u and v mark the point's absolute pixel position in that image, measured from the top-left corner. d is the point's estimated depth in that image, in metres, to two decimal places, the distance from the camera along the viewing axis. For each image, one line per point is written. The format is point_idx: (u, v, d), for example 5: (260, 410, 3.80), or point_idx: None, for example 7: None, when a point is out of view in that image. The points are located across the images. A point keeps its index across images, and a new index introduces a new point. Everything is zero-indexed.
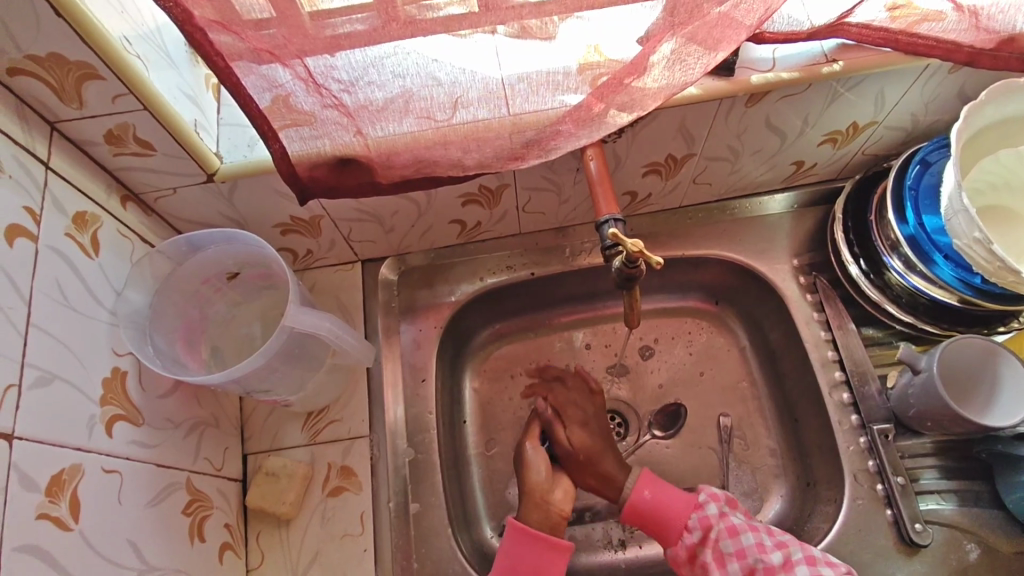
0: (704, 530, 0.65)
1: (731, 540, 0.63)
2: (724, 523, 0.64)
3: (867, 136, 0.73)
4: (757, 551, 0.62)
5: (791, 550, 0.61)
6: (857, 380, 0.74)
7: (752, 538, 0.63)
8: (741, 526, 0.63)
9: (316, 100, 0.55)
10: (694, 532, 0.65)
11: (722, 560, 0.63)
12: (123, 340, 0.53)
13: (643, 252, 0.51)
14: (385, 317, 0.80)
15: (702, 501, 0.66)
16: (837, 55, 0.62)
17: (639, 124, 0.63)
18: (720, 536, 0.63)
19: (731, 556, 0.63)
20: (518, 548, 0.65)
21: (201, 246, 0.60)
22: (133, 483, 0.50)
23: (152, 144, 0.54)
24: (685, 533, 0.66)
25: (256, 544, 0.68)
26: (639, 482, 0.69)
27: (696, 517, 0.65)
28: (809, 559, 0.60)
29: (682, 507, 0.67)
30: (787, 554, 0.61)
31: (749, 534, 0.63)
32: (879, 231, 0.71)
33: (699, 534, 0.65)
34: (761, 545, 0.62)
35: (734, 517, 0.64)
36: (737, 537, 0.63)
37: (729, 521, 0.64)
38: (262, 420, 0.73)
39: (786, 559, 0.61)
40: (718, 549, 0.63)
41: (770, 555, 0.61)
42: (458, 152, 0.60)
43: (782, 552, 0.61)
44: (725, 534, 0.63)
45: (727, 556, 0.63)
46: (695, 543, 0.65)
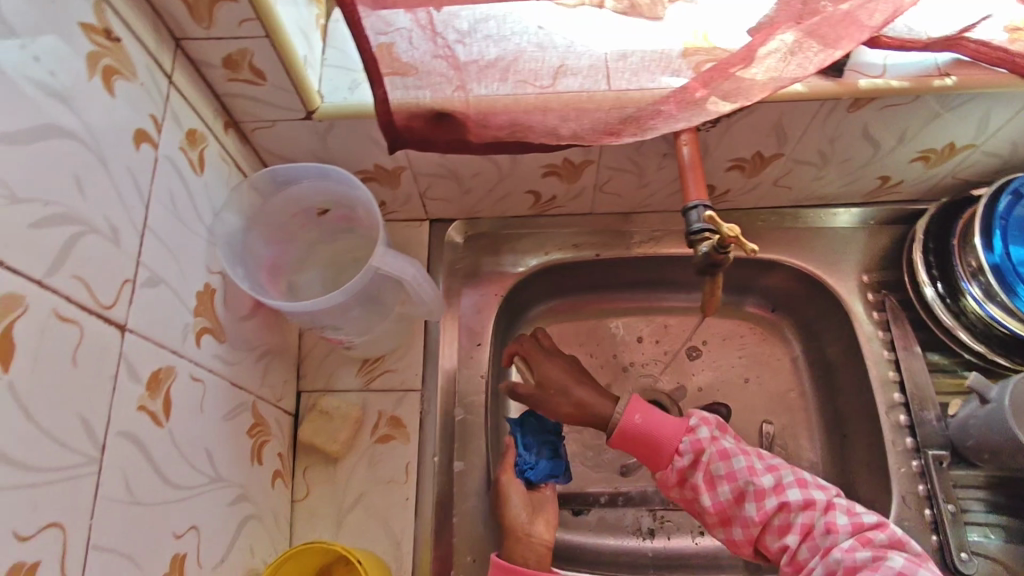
0: (696, 454, 0.62)
1: (723, 463, 0.61)
2: (715, 446, 0.62)
3: (960, 158, 0.72)
4: (748, 473, 0.61)
5: (782, 473, 0.61)
6: (916, 405, 0.73)
7: (743, 462, 0.61)
8: (732, 450, 0.62)
9: (429, 48, 0.56)
10: (686, 455, 0.62)
11: (712, 484, 0.61)
12: (217, 258, 0.54)
13: (740, 238, 0.52)
14: (448, 278, 0.81)
15: (693, 425, 0.64)
16: (950, 69, 0.60)
17: (736, 115, 0.63)
18: (712, 460, 0.62)
19: (721, 479, 0.61)
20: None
21: (295, 179, 0.61)
22: (214, 395, 0.52)
23: (264, 74, 0.55)
24: (676, 457, 0.63)
25: (303, 477, 0.70)
26: (629, 407, 0.65)
27: (688, 441, 0.63)
28: (801, 482, 0.60)
29: (674, 429, 0.64)
30: (778, 478, 0.61)
31: (741, 457, 0.62)
32: (961, 256, 0.70)
33: (690, 457, 0.62)
34: (751, 468, 0.61)
35: (726, 441, 0.63)
36: (729, 460, 0.61)
37: (720, 445, 0.62)
38: (320, 361, 0.75)
39: (777, 482, 0.60)
40: (709, 473, 0.62)
41: (761, 479, 0.61)
42: (555, 120, 0.60)
43: (773, 475, 0.61)
44: (717, 458, 0.62)
45: (717, 480, 0.61)
46: (685, 466, 0.62)
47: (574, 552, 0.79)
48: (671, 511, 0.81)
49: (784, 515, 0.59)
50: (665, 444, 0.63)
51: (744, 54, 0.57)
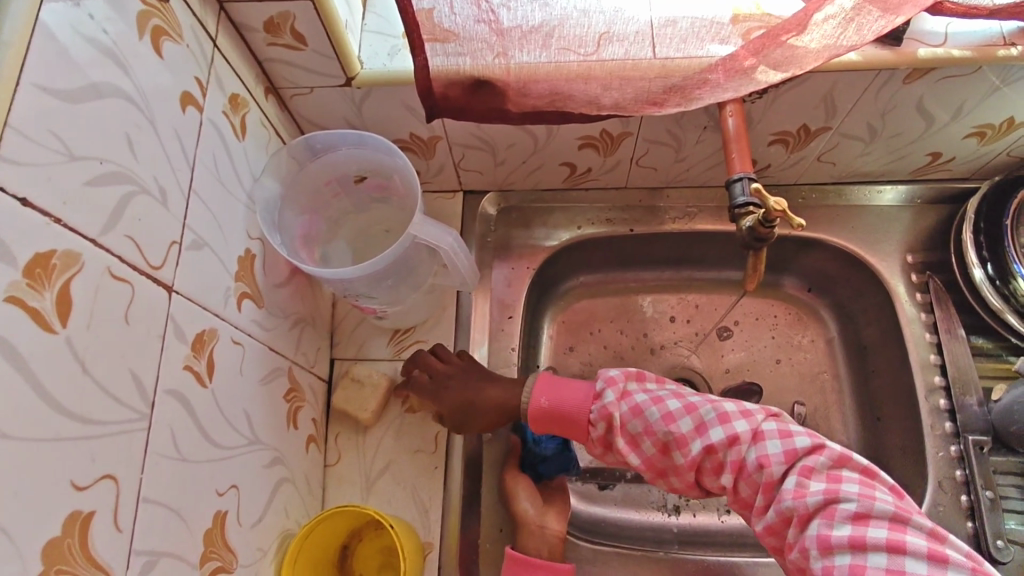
0: (606, 420, 0.60)
1: (636, 419, 0.59)
2: (626, 405, 0.60)
3: (1018, 135, 0.69)
4: (663, 424, 0.57)
5: (700, 412, 0.57)
6: (957, 389, 0.71)
7: (656, 411, 0.58)
8: (643, 403, 0.59)
9: (473, 12, 0.56)
10: (597, 424, 0.60)
11: (636, 441, 0.59)
12: (256, 225, 0.55)
13: (786, 212, 0.51)
14: (479, 251, 0.80)
15: (598, 390, 0.62)
16: (1016, 38, 0.57)
17: (784, 86, 0.61)
18: (624, 419, 0.59)
19: (641, 435, 0.58)
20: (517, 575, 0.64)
21: (334, 146, 0.60)
22: (252, 359, 0.53)
23: (305, 39, 0.55)
24: (591, 428, 0.61)
25: (335, 443, 0.71)
26: (535, 391, 0.64)
27: (596, 408, 0.61)
28: (722, 416, 0.57)
29: (582, 399, 0.62)
30: (697, 419, 0.57)
31: (653, 408, 0.58)
32: (1015, 236, 0.67)
33: (603, 425, 0.60)
34: (666, 416, 0.58)
35: (636, 395, 0.60)
36: (640, 415, 0.59)
37: (632, 401, 0.60)
38: (351, 330, 0.76)
39: (697, 424, 0.57)
40: (627, 433, 0.59)
41: (676, 425, 0.57)
42: (597, 88, 0.58)
43: (692, 419, 0.57)
44: (629, 416, 0.59)
45: (638, 436, 0.59)
46: (602, 433, 0.60)
47: (599, 526, 0.79)
48: None
49: (713, 457, 0.56)
50: (576, 420, 0.62)
51: (799, 20, 0.56)
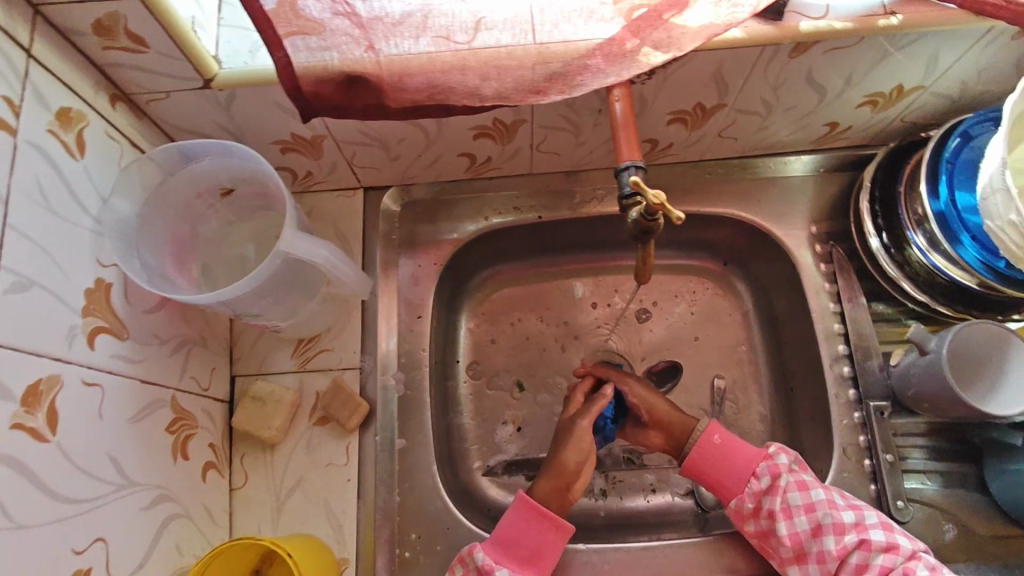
0: (773, 478, 0.66)
1: (801, 493, 0.64)
2: (793, 476, 0.65)
3: (910, 102, 0.68)
4: (827, 507, 0.63)
5: (865, 513, 0.63)
6: (860, 355, 0.73)
7: (823, 495, 0.64)
8: (811, 483, 0.65)
9: (326, 5, 0.52)
10: (762, 479, 0.66)
11: (788, 513, 0.64)
12: (108, 251, 0.51)
13: (666, 205, 0.48)
14: (384, 249, 0.77)
15: (772, 453, 0.68)
16: (896, 7, 0.56)
17: (672, 65, 0.59)
18: (789, 487, 0.65)
19: (799, 508, 0.64)
20: (524, 523, 0.65)
21: (196, 157, 0.57)
22: (116, 398, 0.50)
23: (144, 41, 0.49)
24: (753, 481, 0.67)
25: (241, 466, 0.68)
26: (710, 427, 0.70)
27: (765, 465, 0.67)
28: (885, 526, 0.62)
29: (752, 456, 0.68)
30: (860, 516, 0.62)
31: (820, 491, 0.64)
32: (906, 204, 0.68)
33: (767, 481, 0.66)
34: (831, 502, 0.63)
35: (806, 474, 0.66)
36: (806, 491, 0.64)
37: (799, 476, 0.66)
38: (252, 344, 0.71)
39: (858, 520, 0.62)
40: (786, 500, 0.64)
41: (842, 514, 0.63)
42: (475, 79, 0.54)
43: (855, 513, 0.63)
44: (795, 487, 0.65)
45: (794, 509, 0.64)
46: (761, 491, 0.66)
47: None
48: (624, 471, 0.82)
49: (863, 552, 0.60)
50: (740, 471, 0.67)
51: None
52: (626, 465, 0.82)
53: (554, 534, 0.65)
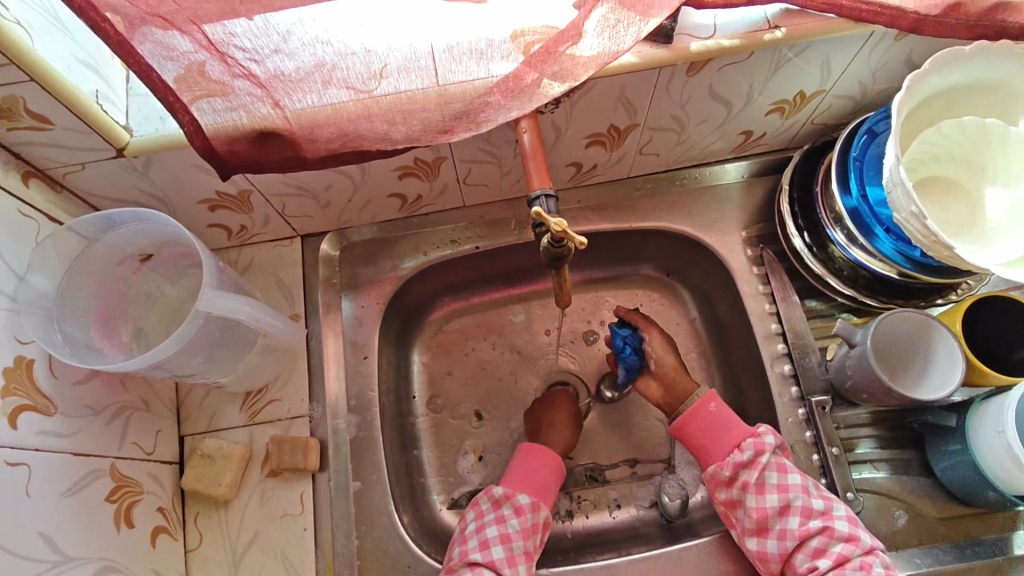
0: (756, 453, 0.66)
1: (779, 474, 0.65)
2: (776, 457, 0.65)
3: (815, 105, 0.71)
4: (800, 491, 0.63)
5: (834, 504, 0.63)
6: (798, 353, 0.74)
7: (799, 480, 0.64)
8: (791, 467, 0.65)
9: (223, 69, 0.50)
10: (746, 452, 0.66)
11: (762, 488, 0.64)
12: (26, 328, 0.51)
13: (568, 232, 0.50)
14: (326, 294, 0.77)
15: (762, 430, 0.67)
16: (780, 21, 0.59)
17: (576, 94, 0.61)
18: (769, 466, 0.65)
19: (773, 487, 0.64)
20: (533, 458, 0.72)
21: (116, 225, 0.58)
22: (45, 474, 0.50)
23: (48, 118, 0.51)
24: (736, 452, 0.66)
25: (195, 526, 0.67)
26: (707, 395, 0.71)
27: (751, 441, 0.66)
28: (849, 518, 0.62)
29: (741, 431, 0.68)
30: (829, 506, 0.63)
31: (797, 476, 0.65)
32: (823, 203, 0.70)
33: (750, 455, 0.66)
34: (805, 488, 0.64)
35: (786, 459, 0.66)
36: (784, 473, 0.65)
37: (780, 458, 0.66)
38: (199, 402, 0.71)
39: (826, 509, 0.62)
40: (762, 476, 0.65)
41: (812, 500, 0.63)
42: (383, 125, 0.56)
43: (824, 502, 0.63)
44: (774, 467, 0.65)
45: (768, 487, 0.64)
46: (741, 463, 0.66)
47: None
48: (587, 489, 0.82)
49: (824, 538, 0.61)
50: (729, 440, 0.68)
51: (573, 29, 0.53)
52: (589, 482, 0.82)
53: (552, 464, 0.72)
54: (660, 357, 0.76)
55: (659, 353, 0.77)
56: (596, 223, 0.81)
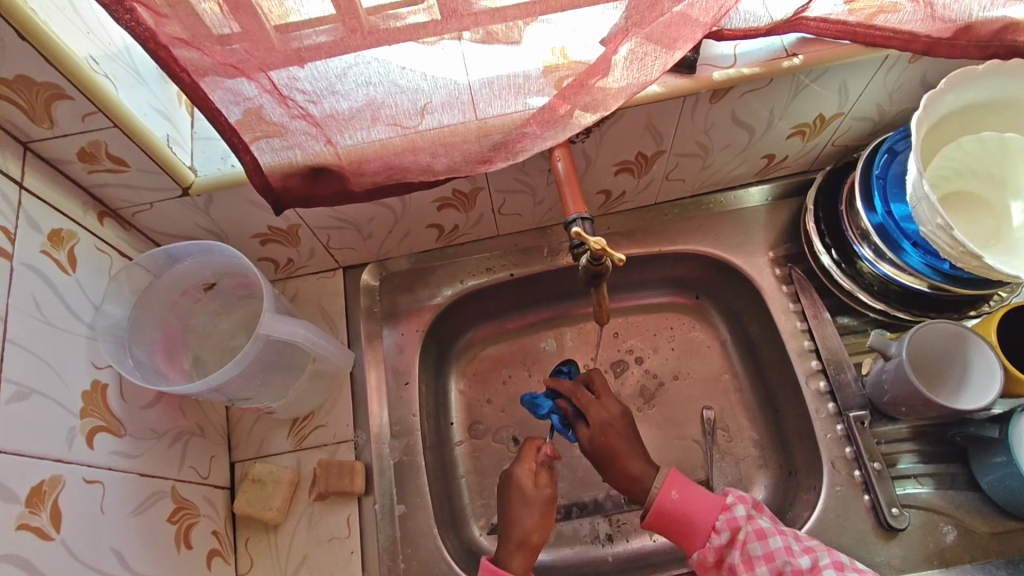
0: (732, 531, 0.63)
1: (760, 542, 0.62)
2: (751, 525, 0.63)
3: (835, 128, 0.74)
4: (785, 554, 0.61)
5: (819, 555, 0.60)
6: (833, 369, 0.75)
7: (781, 542, 0.62)
8: (769, 530, 0.62)
9: (283, 111, 0.55)
10: (722, 533, 0.63)
11: (750, 564, 0.61)
12: (101, 353, 0.55)
13: (607, 249, 0.53)
14: (367, 323, 0.81)
15: (730, 502, 0.65)
16: (797, 49, 0.62)
17: (606, 123, 0.65)
18: (748, 538, 0.62)
19: (759, 559, 0.61)
20: None
21: (178, 259, 0.62)
22: (116, 493, 0.53)
23: (124, 161, 0.55)
24: (713, 536, 0.63)
25: (246, 551, 0.69)
26: (666, 483, 0.66)
27: (724, 518, 0.64)
28: (838, 565, 0.58)
29: (709, 508, 0.64)
30: (815, 559, 0.60)
31: (777, 537, 0.62)
32: (849, 220, 0.72)
33: (727, 536, 0.63)
34: (788, 549, 0.61)
35: (762, 522, 0.63)
36: (765, 540, 0.62)
37: (757, 524, 0.63)
38: (249, 428, 0.74)
39: (814, 563, 0.59)
40: (746, 551, 0.62)
41: (798, 559, 0.60)
42: (426, 157, 0.61)
43: (810, 557, 0.60)
44: (753, 537, 0.62)
45: (755, 559, 0.61)
46: (722, 545, 0.63)
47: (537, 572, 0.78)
48: (626, 513, 0.82)
49: None
50: (702, 524, 0.64)
51: (602, 63, 0.55)
52: (628, 505, 0.82)
53: None
54: (597, 418, 0.72)
55: (594, 416, 0.72)
56: (625, 248, 0.83)
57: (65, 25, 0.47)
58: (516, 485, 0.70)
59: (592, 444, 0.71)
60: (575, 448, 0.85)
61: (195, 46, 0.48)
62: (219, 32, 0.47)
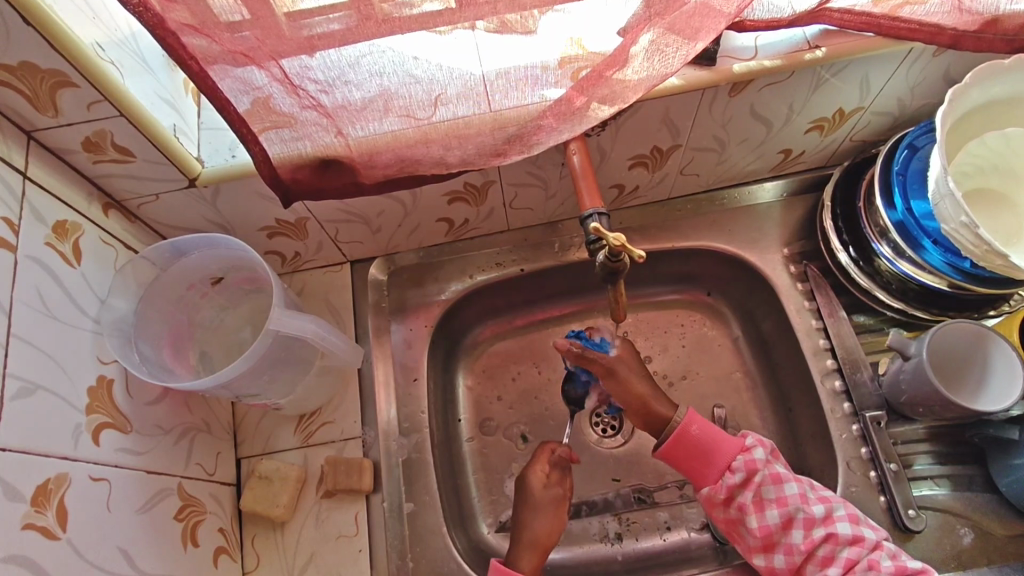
0: (749, 473, 0.63)
1: (775, 487, 0.62)
2: (769, 469, 0.63)
3: (854, 123, 0.72)
4: (799, 501, 0.62)
5: (833, 506, 0.61)
6: (849, 368, 0.74)
7: (796, 489, 0.62)
8: (786, 476, 0.63)
9: (293, 100, 0.53)
10: (738, 472, 0.63)
11: (761, 505, 0.62)
12: (107, 348, 0.54)
13: (626, 245, 0.51)
14: (375, 317, 0.79)
15: (749, 445, 0.65)
16: (820, 41, 0.61)
17: (622, 116, 0.63)
18: (764, 481, 0.63)
19: (772, 502, 0.62)
20: None
21: (185, 252, 0.61)
22: (123, 490, 0.52)
23: (130, 151, 0.54)
24: (728, 474, 0.64)
25: (252, 548, 0.68)
26: (688, 418, 0.66)
27: (742, 459, 0.64)
28: (851, 518, 0.61)
29: (728, 447, 0.65)
30: (829, 509, 0.61)
31: (794, 484, 0.62)
32: (868, 217, 0.71)
33: (743, 476, 0.63)
34: (803, 496, 0.62)
35: (779, 467, 0.64)
36: (781, 484, 0.62)
37: (774, 469, 0.63)
38: (256, 424, 0.73)
39: (828, 513, 0.61)
40: (759, 493, 0.63)
41: (811, 507, 0.61)
42: (439, 150, 0.59)
43: (824, 505, 0.61)
44: (770, 481, 0.63)
45: (767, 502, 0.62)
46: (736, 484, 0.63)
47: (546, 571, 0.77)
48: (636, 512, 0.80)
49: (830, 545, 0.59)
50: (718, 460, 0.64)
51: (619, 54, 0.53)
52: (638, 504, 0.81)
53: None
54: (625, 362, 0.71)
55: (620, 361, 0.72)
56: (637, 244, 0.82)
57: (70, 9, 0.46)
58: (526, 486, 0.70)
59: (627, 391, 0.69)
60: (584, 446, 0.84)
61: (204, 32, 0.46)
62: (228, 19, 0.46)
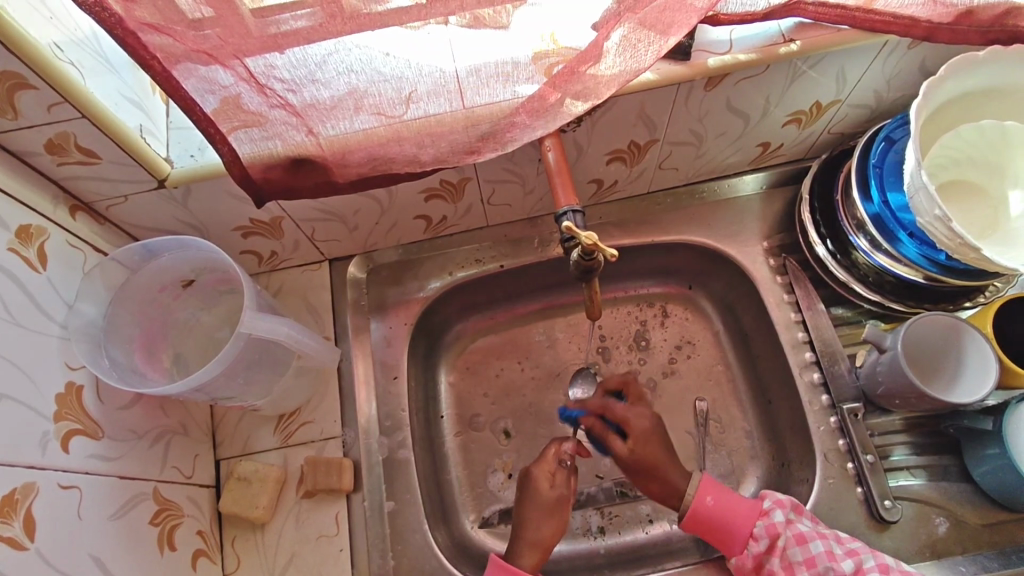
0: (772, 538, 0.64)
1: (800, 548, 0.62)
2: (792, 530, 0.63)
3: (831, 115, 0.72)
4: (827, 559, 0.61)
5: (863, 557, 0.60)
6: (827, 361, 0.75)
7: (822, 545, 0.61)
8: (809, 534, 0.62)
9: (261, 100, 0.52)
10: (761, 540, 0.64)
11: (791, 570, 0.62)
12: (76, 354, 0.54)
13: (599, 245, 0.51)
14: (355, 316, 0.79)
15: (767, 508, 0.65)
16: (794, 34, 0.60)
17: (598, 111, 0.63)
18: (788, 544, 0.63)
19: (800, 565, 0.62)
20: None
21: (156, 254, 0.60)
22: (94, 497, 0.52)
23: (96, 153, 0.53)
24: (752, 542, 0.64)
25: (232, 549, 0.67)
26: (700, 489, 0.66)
27: (762, 526, 0.64)
28: (882, 567, 0.59)
29: (745, 513, 0.65)
30: (858, 562, 0.60)
31: (818, 541, 0.62)
32: (844, 210, 0.71)
33: (766, 542, 0.64)
34: (831, 553, 0.61)
35: (802, 527, 0.63)
36: (806, 544, 0.62)
37: (796, 529, 0.63)
38: (234, 425, 0.72)
39: (858, 567, 0.60)
40: (786, 558, 0.62)
41: (841, 563, 0.60)
42: (413, 148, 0.58)
43: (853, 560, 0.60)
44: (794, 543, 0.62)
45: (796, 565, 0.62)
46: (761, 552, 0.64)
47: None
48: (619, 505, 0.81)
49: None
50: (739, 530, 0.65)
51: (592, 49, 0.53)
52: (620, 498, 0.81)
53: None
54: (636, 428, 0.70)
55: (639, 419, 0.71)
56: (617, 238, 0.81)
57: (25, 11, 0.44)
58: (532, 484, 0.69)
59: (632, 457, 0.69)
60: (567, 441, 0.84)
61: (165, 31, 0.45)
62: (191, 15, 0.45)
